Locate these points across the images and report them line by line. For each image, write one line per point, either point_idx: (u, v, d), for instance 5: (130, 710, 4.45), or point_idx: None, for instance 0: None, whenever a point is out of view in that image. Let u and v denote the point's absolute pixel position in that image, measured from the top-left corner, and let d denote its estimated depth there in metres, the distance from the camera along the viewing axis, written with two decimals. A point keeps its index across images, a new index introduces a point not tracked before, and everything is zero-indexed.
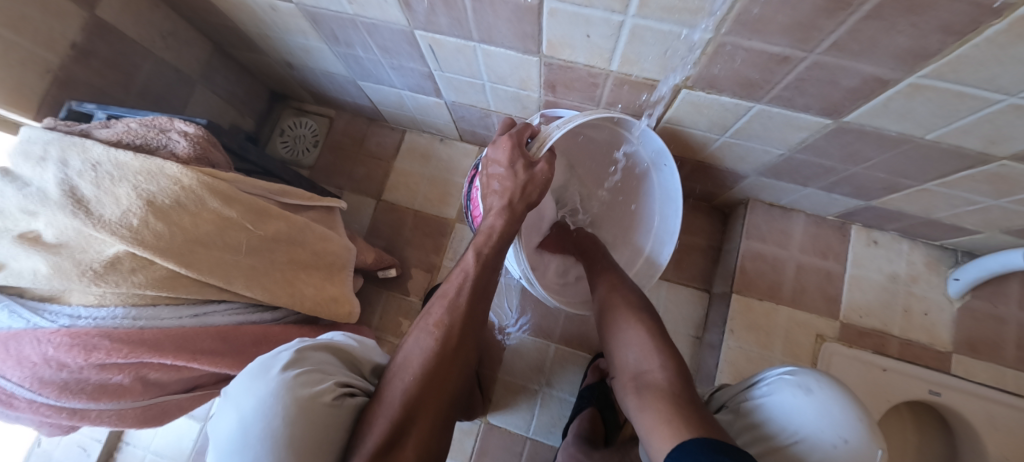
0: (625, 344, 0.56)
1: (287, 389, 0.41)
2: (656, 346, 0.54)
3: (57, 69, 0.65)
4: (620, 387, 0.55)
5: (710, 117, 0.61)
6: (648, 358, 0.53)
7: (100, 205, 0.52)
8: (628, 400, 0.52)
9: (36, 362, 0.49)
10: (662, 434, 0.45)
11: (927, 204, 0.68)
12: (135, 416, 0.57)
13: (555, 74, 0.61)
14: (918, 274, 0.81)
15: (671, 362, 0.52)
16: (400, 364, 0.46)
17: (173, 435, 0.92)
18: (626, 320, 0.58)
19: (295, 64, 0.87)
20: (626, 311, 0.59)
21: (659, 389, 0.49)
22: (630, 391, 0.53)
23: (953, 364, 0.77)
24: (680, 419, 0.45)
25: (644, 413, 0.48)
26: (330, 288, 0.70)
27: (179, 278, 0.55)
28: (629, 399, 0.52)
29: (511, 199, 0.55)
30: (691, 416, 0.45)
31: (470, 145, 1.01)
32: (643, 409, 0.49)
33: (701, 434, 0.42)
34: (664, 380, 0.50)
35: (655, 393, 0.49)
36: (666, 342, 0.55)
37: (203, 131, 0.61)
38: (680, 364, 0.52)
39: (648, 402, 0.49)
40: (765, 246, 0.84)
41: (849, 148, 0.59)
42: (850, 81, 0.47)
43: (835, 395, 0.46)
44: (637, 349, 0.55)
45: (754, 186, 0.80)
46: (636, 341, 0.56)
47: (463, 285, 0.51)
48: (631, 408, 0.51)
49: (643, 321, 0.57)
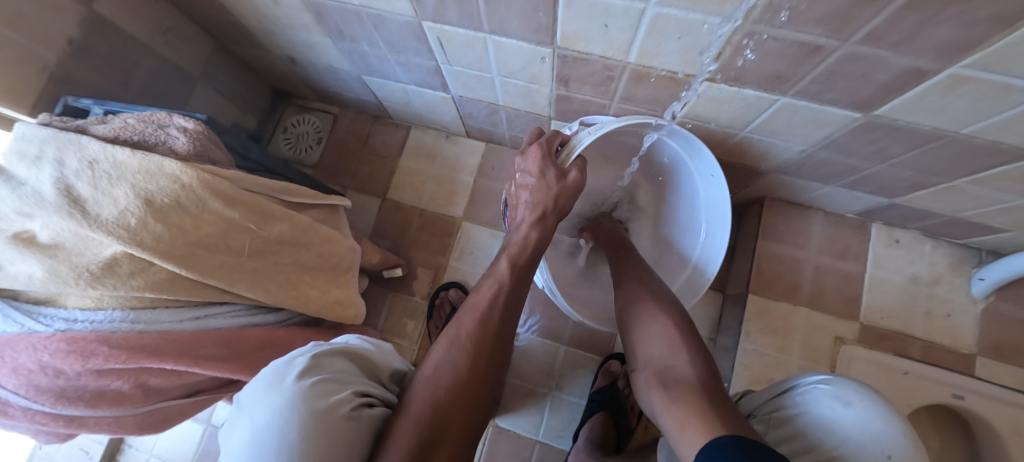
0: (648, 337, 0.54)
1: (304, 401, 0.38)
2: (680, 340, 0.52)
3: (54, 66, 0.62)
4: (643, 384, 0.52)
5: (731, 112, 0.59)
6: (673, 354, 0.51)
7: (98, 205, 0.50)
8: (653, 396, 0.50)
9: (31, 370, 0.47)
10: (692, 432, 0.42)
11: (954, 202, 0.65)
12: (135, 423, 0.55)
13: (569, 68, 0.58)
14: (941, 275, 0.78)
15: (698, 358, 0.50)
16: (429, 375, 0.44)
17: (176, 439, 0.91)
18: (645, 314, 0.55)
19: (298, 59, 0.85)
20: (645, 305, 0.56)
21: (688, 385, 0.47)
22: (653, 386, 0.50)
23: (977, 367, 0.75)
24: (710, 414, 0.42)
25: (672, 411, 0.45)
26: (335, 291, 0.68)
27: (179, 281, 0.53)
28: (653, 397, 0.49)
29: (545, 211, 0.56)
30: (721, 412, 0.43)
31: (477, 142, 0.99)
32: (671, 407, 0.46)
33: (734, 432, 0.40)
34: (692, 375, 0.48)
35: (684, 389, 0.47)
36: (692, 337, 0.52)
37: (203, 126, 0.59)
38: (707, 361, 0.50)
39: (676, 398, 0.46)
40: (781, 246, 0.82)
41: (875, 144, 0.57)
42: (885, 74, 0.45)
43: (876, 408, 0.44)
44: (660, 345, 0.52)
45: (772, 184, 0.77)
46: (661, 333, 0.53)
47: (497, 298, 0.50)
48: (657, 406, 0.48)
49: (667, 314, 0.54)
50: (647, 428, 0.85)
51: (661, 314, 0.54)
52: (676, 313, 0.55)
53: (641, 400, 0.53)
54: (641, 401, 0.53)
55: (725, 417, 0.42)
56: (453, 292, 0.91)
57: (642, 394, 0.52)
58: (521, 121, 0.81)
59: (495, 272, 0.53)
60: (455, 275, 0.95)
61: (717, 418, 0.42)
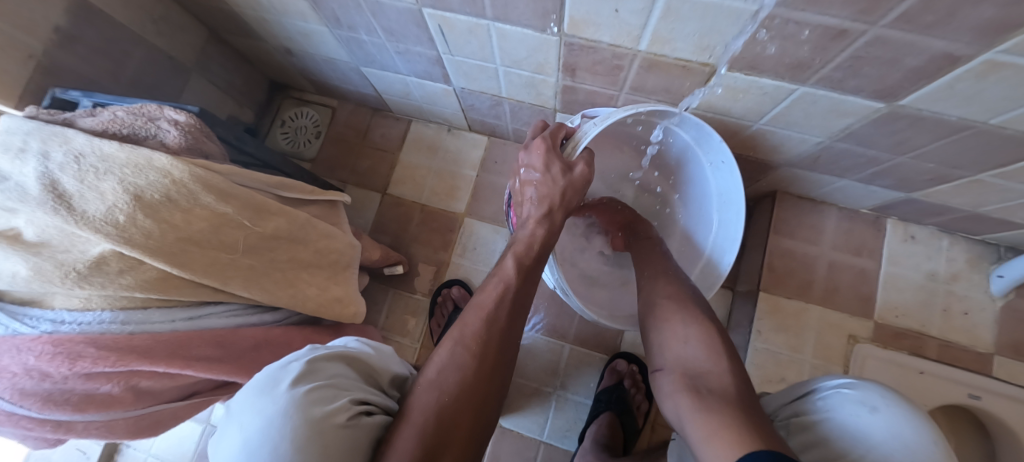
0: (680, 338, 0.52)
1: (298, 409, 0.36)
2: (716, 345, 0.50)
3: (40, 55, 0.60)
4: (667, 387, 0.50)
5: (746, 103, 0.56)
6: (706, 358, 0.49)
7: (84, 200, 0.48)
8: (677, 403, 0.48)
9: (15, 373, 0.45)
10: (721, 444, 0.40)
11: (976, 197, 0.62)
12: (127, 427, 0.53)
13: (577, 56, 0.56)
14: (959, 272, 0.75)
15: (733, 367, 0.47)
16: (433, 379, 0.42)
17: (175, 439, 0.89)
18: (674, 314, 0.53)
19: (294, 50, 0.82)
20: (675, 306, 0.54)
21: (721, 394, 0.45)
22: (680, 391, 0.48)
23: (995, 366, 0.73)
24: (746, 428, 0.40)
25: (701, 421, 0.43)
26: (334, 288, 0.66)
27: (171, 279, 0.51)
28: (680, 402, 0.47)
29: (551, 207, 0.54)
30: (757, 425, 0.40)
31: (479, 135, 0.97)
32: (698, 415, 0.44)
33: (771, 448, 0.37)
34: (724, 384, 0.46)
35: (715, 398, 0.44)
36: (727, 343, 0.50)
37: (195, 119, 0.57)
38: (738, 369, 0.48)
39: (706, 407, 0.44)
40: (794, 242, 0.80)
41: (898, 135, 0.54)
42: (914, 60, 0.42)
43: (903, 414, 0.42)
44: (694, 347, 0.50)
45: (785, 178, 0.75)
46: (694, 336, 0.51)
47: (503, 297, 0.48)
48: (683, 412, 0.46)
49: (701, 317, 0.52)
50: (655, 429, 0.83)
51: (694, 317, 0.52)
52: (707, 317, 0.53)
53: (662, 404, 0.51)
54: (663, 407, 0.50)
55: (762, 433, 0.39)
56: (455, 289, 0.89)
57: (666, 397, 0.49)
58: (525, 114, 0.79)
59: (501, 271, 0.51)
60: (458, 272, 0.93)
61: (754, 432, 0.39)
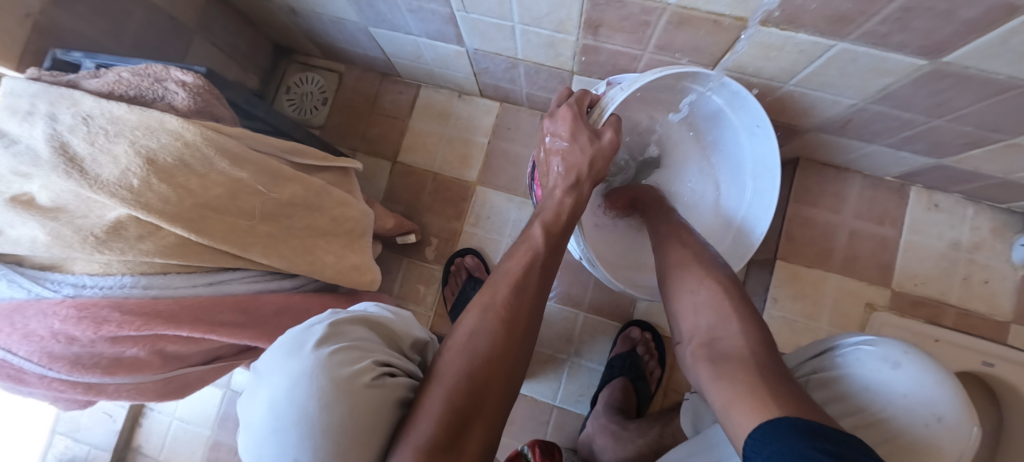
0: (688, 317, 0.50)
1: (325, 369, 0.36)
2: (728, 312, 0.47)
3: (38, 14, 0.57)
4: (690, 357, 0.48)
5: (779, 61, 0.54)
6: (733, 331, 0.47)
7: (97, 164, 0.46)
8: (698, 371, 0.46)
9: (43, 336, 0.46)
10: (745, 410, 0.38)
11: (1010, 163, 0.60)
12: (156, 390, 0.54)
13: (603, 11, 0.53)
14: (982, 240, 0.74)
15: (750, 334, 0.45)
16: (463, 343, 0.42)
17: (198, 402, 0.93)
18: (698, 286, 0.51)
19: (300, 9, 0.78)
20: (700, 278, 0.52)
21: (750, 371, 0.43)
22: (700, 360, 0.47)
23: (1010, 335, 0.73)
24: (764, 390, 0.38)
25: (720, 387, 0.42)
26: (351, 256, 0.65)
27: (190, 245, 0.50)
28: (702, 371, 0.46)
29: (579, 178, 0.52)
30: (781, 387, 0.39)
31: (492, 101, 0.94)
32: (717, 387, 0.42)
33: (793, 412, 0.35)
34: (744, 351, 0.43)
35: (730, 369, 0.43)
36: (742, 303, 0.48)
37: (202, 80, 0.54)
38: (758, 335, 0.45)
39: (725, 374, 0.42)
40: (816, 211, 0.78)
41: (939, 96, 0.52)
42: (969, 12, 0.39)
43: (924, 369, 0.43)
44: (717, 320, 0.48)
45: (812, 144, 0.73)
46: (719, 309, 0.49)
47: (532, 264, 0.48)
48: (704, 381, 0.45)
49: (715, 281, 0.50)
50: (667, 394, 0.84)
51: (720, 286, 0.50)
52: (720, 281, 0.51)
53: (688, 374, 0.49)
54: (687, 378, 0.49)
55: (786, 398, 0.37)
56: (470, 259, 0.89)
57: (689, 369, 0.48)
58: (542, 77, 0.76)
59: (528, 237, 0.50)
60: (472, 241, 0.93)
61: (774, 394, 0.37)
